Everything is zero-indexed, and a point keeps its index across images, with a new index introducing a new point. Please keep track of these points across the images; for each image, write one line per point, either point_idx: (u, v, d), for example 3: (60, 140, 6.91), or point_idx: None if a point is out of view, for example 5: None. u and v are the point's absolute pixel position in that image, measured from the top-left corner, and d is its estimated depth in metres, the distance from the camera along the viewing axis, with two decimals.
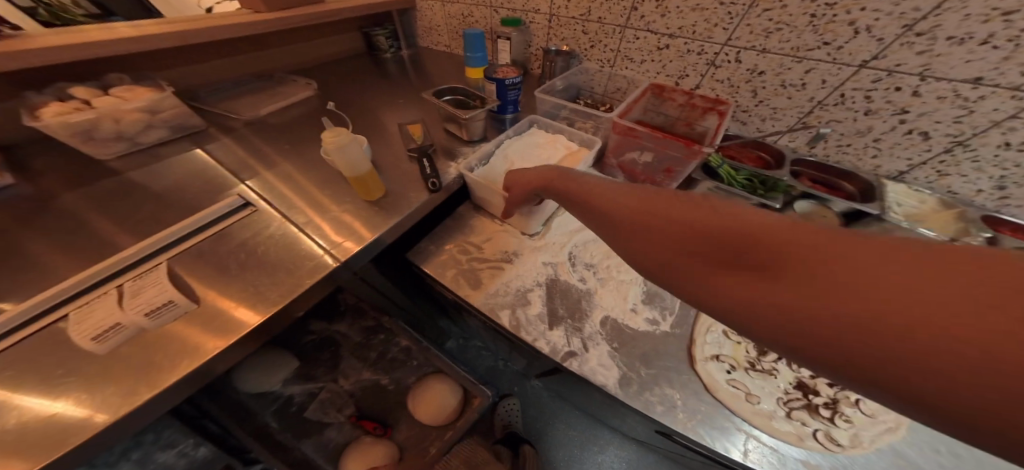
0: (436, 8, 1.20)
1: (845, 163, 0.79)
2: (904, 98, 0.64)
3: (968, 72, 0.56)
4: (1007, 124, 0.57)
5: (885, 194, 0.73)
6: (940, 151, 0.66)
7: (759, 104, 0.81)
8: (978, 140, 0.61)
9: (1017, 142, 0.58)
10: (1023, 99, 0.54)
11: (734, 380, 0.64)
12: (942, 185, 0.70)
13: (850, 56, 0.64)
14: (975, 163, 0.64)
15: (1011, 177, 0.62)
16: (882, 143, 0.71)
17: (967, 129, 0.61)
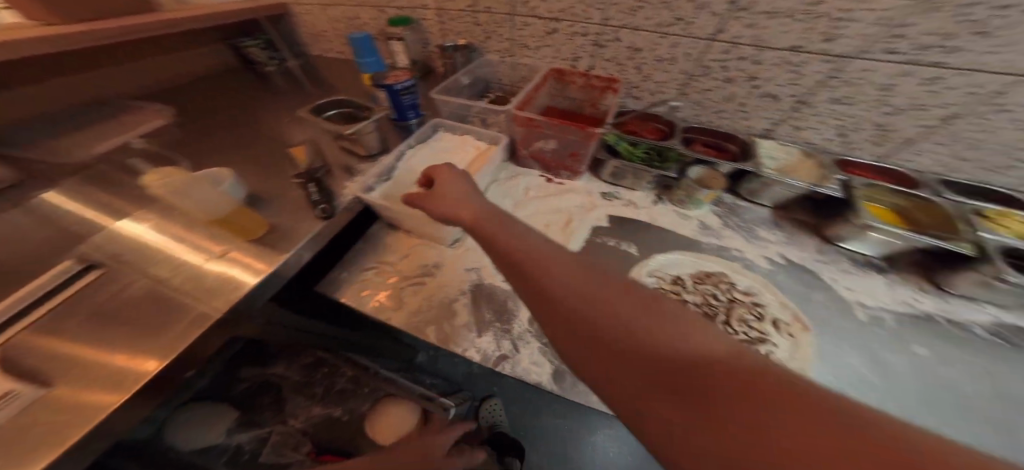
0: (317, 12, 1.13)
1: (723, 126, 0.85)
2: (750, 66, 0.70)
3: (787, 41, 0.64)
4: (827, 83, 0.66)
5: (758, 151, 0.79)
6: (789, 110, 0.73)
7: (646, 77, 0.84)
8: (813, 99, 0.69)
9: (840, 98, 0.66)
10: (832, 62, 0.63)
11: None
12: (800, 136, 0.77)
13: (701, 31, 0.70)
14: (817, 117, 0.72)
15: (847, 125, 0.70)
16: (747, 105, 0.77)
17: (800, 90, 0.69)
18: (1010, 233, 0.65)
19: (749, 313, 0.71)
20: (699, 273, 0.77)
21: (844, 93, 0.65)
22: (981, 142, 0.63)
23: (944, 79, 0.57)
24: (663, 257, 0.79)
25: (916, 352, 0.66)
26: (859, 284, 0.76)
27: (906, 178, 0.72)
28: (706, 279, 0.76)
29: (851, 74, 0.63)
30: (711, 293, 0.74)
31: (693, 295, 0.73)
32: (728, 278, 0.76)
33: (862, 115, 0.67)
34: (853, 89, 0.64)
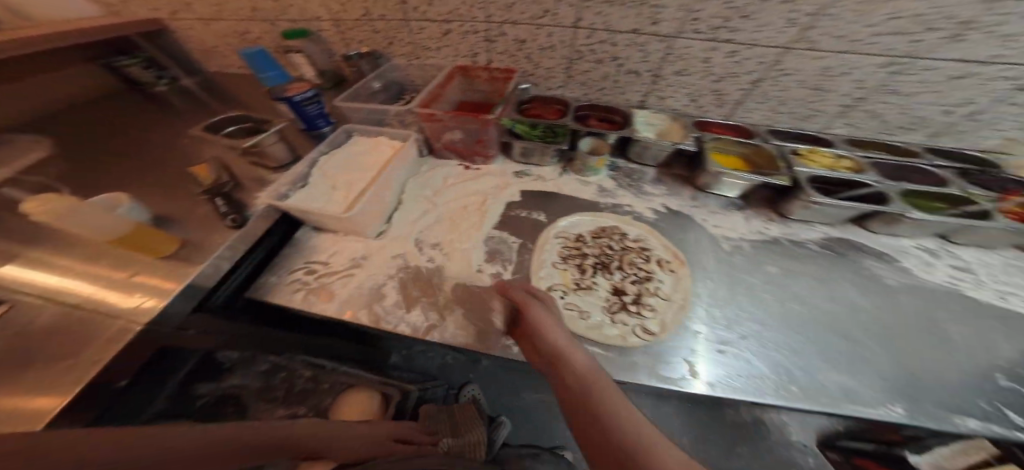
0: (200, 28, 1.15)
1: (610, 101, 1.06)
2: (611, 48, 0.90)
3: (627, 25, 0.83)
4: (669, 57, 0.88)
5: (635, 119, 1.02)
6: (651, 83, 0.97)
7: (536, 67, 1.00)
8: (663, 73, 0.93)
9: (680, 70, 0.91)
10: (664, 41, 0.84)
11: (569, 309, 0.77)
12: (664, 104, 1.03)
13: (566, 20, 0.85)
14: (671, 85, 0.96)
15: (695, 92, 0.96)
16: (620, 82, 0.99)
17: (651, 65, 0.91)
18: (815, 165, 0.87)
19: (638, 257, 0.86)
20: (596, 228, 0.91)
21: (678, 67, 0.90)
22: (772, 93, 0.88)
23: (738, 53, 0.81)
24: (565, 221, 0.92)
25: (765, 270, 0.85)
26: (723, 221, 0.94)
27: (744, 131, 0.98)
28: (603, 233, 0.90)
29: (679, 52, 0.86)
30: (607, 242, 0.88)
31: (591, 249, 0.87)
32: (619, 229, 0.91)
33: (698, 83, 0.93)
34: (683, 64, 0.89)
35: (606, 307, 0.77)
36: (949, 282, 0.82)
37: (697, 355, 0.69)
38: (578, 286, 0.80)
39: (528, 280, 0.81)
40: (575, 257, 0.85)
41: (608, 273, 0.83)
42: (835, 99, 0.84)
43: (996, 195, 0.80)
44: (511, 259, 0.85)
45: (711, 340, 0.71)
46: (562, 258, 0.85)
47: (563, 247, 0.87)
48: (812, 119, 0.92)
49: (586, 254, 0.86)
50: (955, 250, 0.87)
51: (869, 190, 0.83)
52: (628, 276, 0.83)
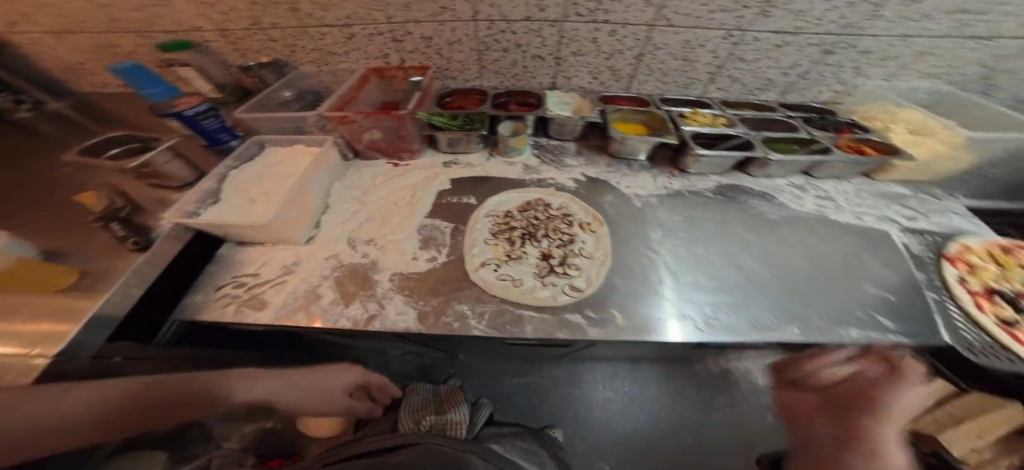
0: (55, 44, 1.03)
1: (524, 85, 1.14)
2: (512, 36, 0.97)
3: (521, 15, 0.91)
4: (565, 41, 0.97)
5: (549, 99, 1.11)
6: (556, 65, 1.06)
7: (449, 61, 1.05)
8: (563, 55, 1.02)
9: (576, 51, 1.00)
10: (556, 26, 0.93)
11: (501, 280, 0.83)
12: (572, 83, 1.13)
13: (464, 14, 0.91)
14: (576, 66, 1.06)
15: (596, 69, 1.07)
16: (528, 67, 1.07)
17: (550, 49, 1.00)
18: (696, 123, 1.02)
19: (563, 223, 0.95)
20: (522, 204, 0.98)
21: (576, 50, 1.00)
22: (652, 65, 1.02)
23: (616, 31, 0.93)
24: (494, 200, 0.99)
25: (675, 220, 0.95)
26: (634, 182, 1.05)
27: (642, 100, 1.11)
28: (530, 207, 0.98)
29: (570, 34, 0.95)
30: (534, 214, 0.96)
31: (518, 223, 0.94)
32: (543, 201, 0.99)
33: (592, 62, 1.04)
34: (577, 46, 0.99)
35: (538, 272, 0.85)
36: (814, 209, 0.96)
37: (620, 306, 0.78)
38: (510, 258, 0.87)
39: (465, 260, 0.87)
40: (505, 233, 0.92)
41: (536, 242, 0.91)
42: (700, 65, 1.00)
43: (832, 135, 1.00)
44: (445, 242, 0.91)
45: (632, 291, 0.80)
46: (492, 234, 0.92)
47: (493, 224, 0.94)
48: (688, 87, 1.08)
49: (514, 228, 0.93)
50: (816, 184, 1.02)
51: (740, 141, 0.98)
52: (554, 241, 0.91)
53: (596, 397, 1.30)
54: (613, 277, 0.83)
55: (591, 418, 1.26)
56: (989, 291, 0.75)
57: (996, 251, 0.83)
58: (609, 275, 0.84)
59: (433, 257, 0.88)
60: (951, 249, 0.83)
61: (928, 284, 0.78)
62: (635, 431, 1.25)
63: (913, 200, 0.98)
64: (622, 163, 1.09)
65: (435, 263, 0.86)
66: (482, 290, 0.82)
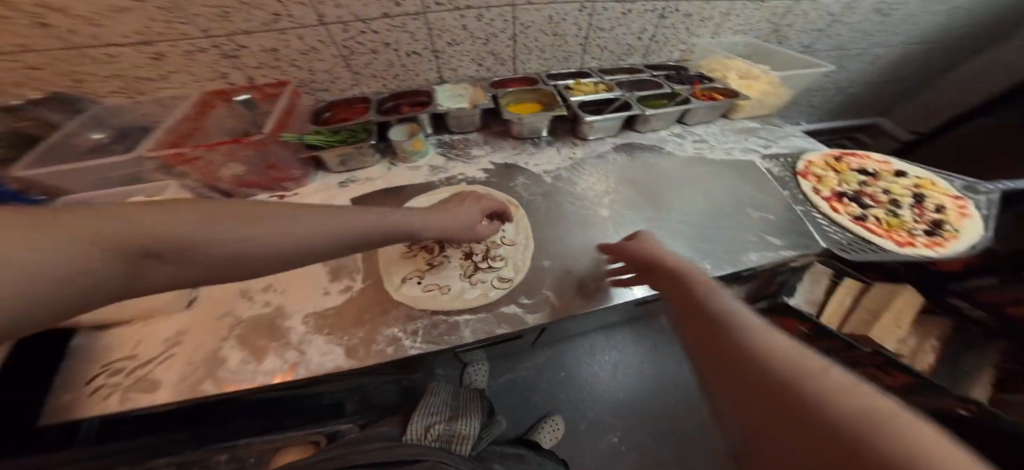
0: None
1: (413, 84, 1.08)
2: (376, 36, 0.90)
3: (378, 11, 0.84)
4: (438, 34, 0.94)
5: (438, 94, 1.06)
6: (435, 58, 1.01)
7: (313, 72, 0.94)
8: (440, 47, 0.98)
9: (453, 40, 0.98)
10: (420, 19, 0.89)
11: (427, 291, 0.79)
12: (460, 74, 1.10)
13: (307, 20, 0.82)
14: (455, 57, 1.03)
15: (481, 56, 1.05)
16: (406, 65, 1.00)
17: (423, 43, 0.95)
18: (582, 93, 1.08)
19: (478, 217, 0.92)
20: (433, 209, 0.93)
21: (452, 39, 0.97)
22: (529, 45, 1.06)
23: (482, 15, 0.93)
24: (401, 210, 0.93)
25: (597, 185, 0.96)
26: (541, 159, 1.04)
27: (531, 79, 1.14)
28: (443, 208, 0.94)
29: (437, 25, 0.92)
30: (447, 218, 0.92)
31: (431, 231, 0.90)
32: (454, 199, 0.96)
33: (473, 49, 1.02)
34: (450, 35, 0.96)
35: (464, 274, 0.82)
36: (696, 153, 1.06)
37: (552, 284, 0.77)
38: (434, 266, 0.84)
39: (384, 281, 0.81)
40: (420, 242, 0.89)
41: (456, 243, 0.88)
42: (571, 35, 1.07)
43: (688, 87, 1.14)
44: (355, 269, 0.84)
45: (568, 264, 0.80)
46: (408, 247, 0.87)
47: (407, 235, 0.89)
48: (569, 59, 1.16)
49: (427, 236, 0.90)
50: (691, 130, 1.14)
51: (619, 104, 1.06)
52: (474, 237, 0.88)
53: (585, 372, 1.35)
54: (544, 255, 0.82)
55: (583, 397, 1.30)
56: (837, 194, 0.89)
57: (830, 160, 1.01)
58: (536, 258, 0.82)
59: (347, 286, 0.80)
60: (800, 166, 0.99)
61: (796, 197, 0.90)
62: (625, 397, 1.30)
63: (763, 131, 1.16)
64: (528, 144, 1.09)
65: (347, 293, 0.78)
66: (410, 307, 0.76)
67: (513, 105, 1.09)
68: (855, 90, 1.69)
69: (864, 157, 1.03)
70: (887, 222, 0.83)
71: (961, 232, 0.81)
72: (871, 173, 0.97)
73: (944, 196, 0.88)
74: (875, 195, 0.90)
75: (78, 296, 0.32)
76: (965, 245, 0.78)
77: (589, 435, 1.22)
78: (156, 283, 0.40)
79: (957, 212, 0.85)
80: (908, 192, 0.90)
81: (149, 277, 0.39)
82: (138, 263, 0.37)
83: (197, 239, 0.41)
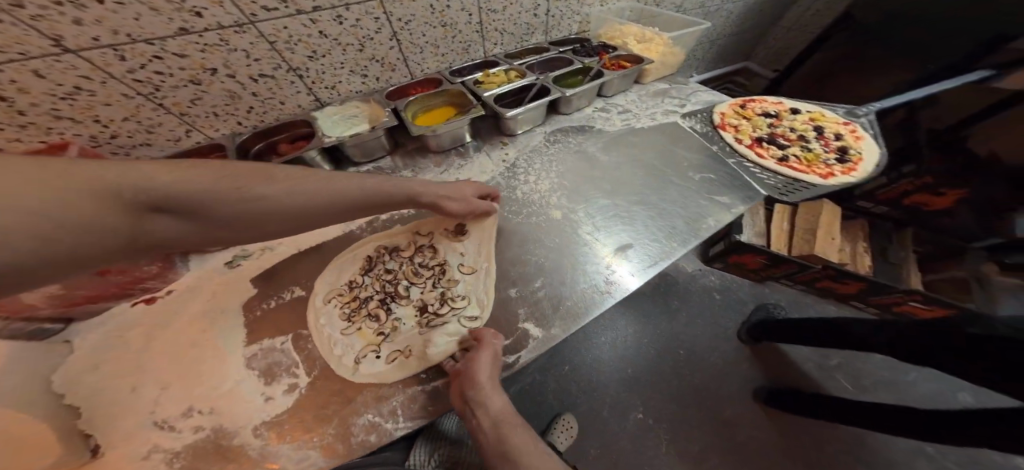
0: None
1: (281, 115, 0.85)
2: (183, 60, 0.65)
3: (167, 25, 0.60)
4: (280, 48, 0.73)
5: (322, 122, 0.85)
6: (297, 78, 0.80)
7: (105, 123, 0.66)
8: (295, 62, 0.77)
9: (312, 52, 0.77)
10: (244, 31, 0.66)
11: (390, 364, 0.64)
12: (342, 91, 0.89)
13: (37, 49, 0.53)
14: (323, 73, 0.83)
15: (354, 67, 0.86)
16: (261, 93, 0.78)
17: (268, 60, 0.73)
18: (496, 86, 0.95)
19: (420, 258, 0.79)
20: (362, 266, 0.78)
21: (304, 49, 0.75)
22: (416, 42, 0.90)
23: (343, 16, 0.74)
24: (325, 283, 0.75)
25: (546, 181, 0.88)
26: (473, 169, 0.91)
27: (435, 80, 0.99)
28: (376, 262, 0.78)
29: (281, 36, 0.71)
30: (383, 274, 0.76)
31: (366, 295, 0.74)
32: (387, 248, 0.80)
33: (344, 60, 0.83)
34: (306, 46, 0.75)
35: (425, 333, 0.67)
36: (624, 126, 1.03)
37: (528, 315, 0.66)
38: (387, 332, 0.69)
39: (333, 370, 0.62)
40: (360, 310, 0.72)
41: (405, 297, 0.73)
42: (460, 22, 0.94)
43: (596, 58, 1.09)
44: (295, 362, 0.63)
45: (542, 279, 0.71)
46: (347, 320, 0.70)
47: (340, 307, 0.72)
48: (469, 50, 1.03)
49: (366, 300, 0.73)
50: (612, 101, 1.11)
51: (536, 89, 0.96)
52: (424, 285, 0.75)
53: (586, 358, 1.34)
54: (508, 278, 0.72)
55: (594, 382, 1.29)
56: (756, 140, 0.95)
57: (737, 109, 1.06)
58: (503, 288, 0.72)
59: (293, 383, 0.60)
60: (716, 119, 1.03)
61: (725, 151, 0.94)
62: (631, 368, 1.32)
63: (673, 90, 1.18)
64: (455, 155, 0.95)
65: (290, 398, 0.58)
66: (371, 391, 0.60)
67: (422, 115, 0.93)
68: (724, 41, 1.87)
69: (763, 100, 1.11)
70: (806, 157, 0.91)
71: (863, 154, 0.92)
72: (774, 114, 1.04)
73: (836, 124, 1.01)
74: (786, 135, 0.98)
75: (103, 249, 0.36)
76: (871, 165, 0.89)
77: (614, 419, 1.20)
78: (160, 240, 0.43)
79: (852, 136, 0.97)
80: (809, 126, 1.00)
81: (157, 233, 0.42)
82: (149, 218, 0.41)
83: (206, 198, 0.45)
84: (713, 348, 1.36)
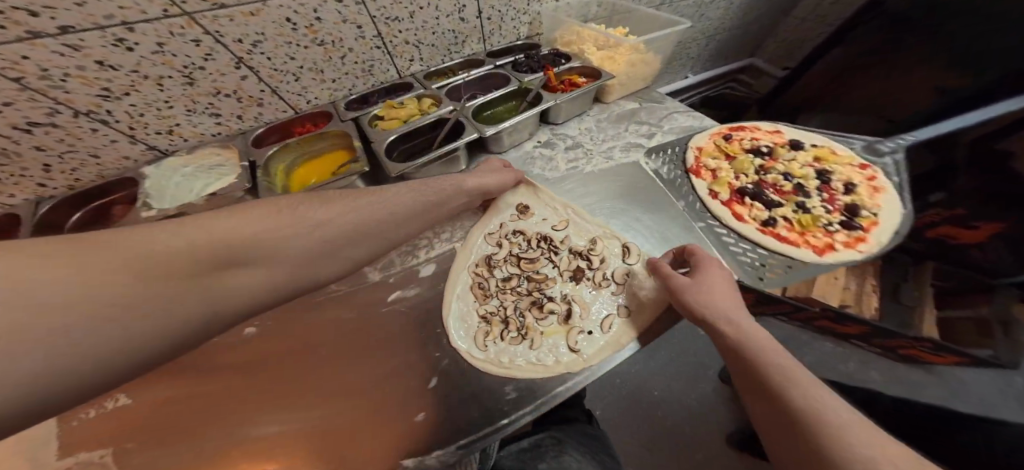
0: None
1: (108, 172, 0.66)
2: None
3: None
4: (40, 87, 0.51)
5: (159, 180, 0.66)
6: (100, 124, 0.59)
7: None
8: (83, 106, 0.56)
9: (101, 91, 0.56)
10: None
11: (611, 330, 0.60)
12: (187, 135, 0.69)
13: None
14: (144, 115, 0.62)
15: (189, 106, 0.65)
16: (51, 147, 0.58)
17: (30, 105, 0.52)
18: (399, 123, 0.74)
19: (516, 250, 0.72)
20: (478, 295, 0.67)
21: (83, 86, 0.54)
22: (283, 68, 0.69)
23: (123, 39, 0.52)
24: (456, 338, 0.61)
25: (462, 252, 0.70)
26: None
27: (325, 114, 0.78)
28: (485, 282, 0.68)
29: (27, 71, 0.49)
30: (502, 284, 0.68)
31: (517, 307, 0.66)
32: (481, 265, 0.70)
33: (166, 97, 0.62)
34: (86, 82, 0.54)
35: (404, 400, 0.53)
36: (567, 172, 0.81)
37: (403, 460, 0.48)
38: (574, 311, 0.64)
39: (570, 373, 0.56)
40: (519, 325, 0.63)
41: (548, 280, 0.68)
42: (347, 38, 0.71)
43: (540, 76, 0.84)
44: None
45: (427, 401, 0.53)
46: (518, 337, 0.62)
47: (485, 333, 0.62)
48: (374, 70, 0.81)
49: (517, 315, 0.65)
50: (561, 131, 0.88)
51: (448, 126, 0.74)
52: (552, 265, 0.70)
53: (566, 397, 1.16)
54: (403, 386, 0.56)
55: None
56: (737, 194, 0.74)
57: (720, 143, 0.84)
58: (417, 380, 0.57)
59: None
60: (690, 160, 0.80)
61: (692, 209, 0.72)
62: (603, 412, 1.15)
63: (643, 112, 0.94)
64: None
65: None
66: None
67: (300, 168, 0.73)
68: (723, 35, 1.59)
69: (753, 130, 0.89)
70: (800, 220, 0.69)
71: (879, 216, 0.69)
72: (767, 152, 0.81)
73: (849, 169, 0.78)
74: (778, 184, 0.76)
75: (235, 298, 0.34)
76: (889, 231, 0.67)
77: None
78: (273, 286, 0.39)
79: (868, 187, 0.74)
80: (810, 170, 0.78)
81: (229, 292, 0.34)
82: (214, 278, 0.33)
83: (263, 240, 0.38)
84: (690, 388, 1.18)
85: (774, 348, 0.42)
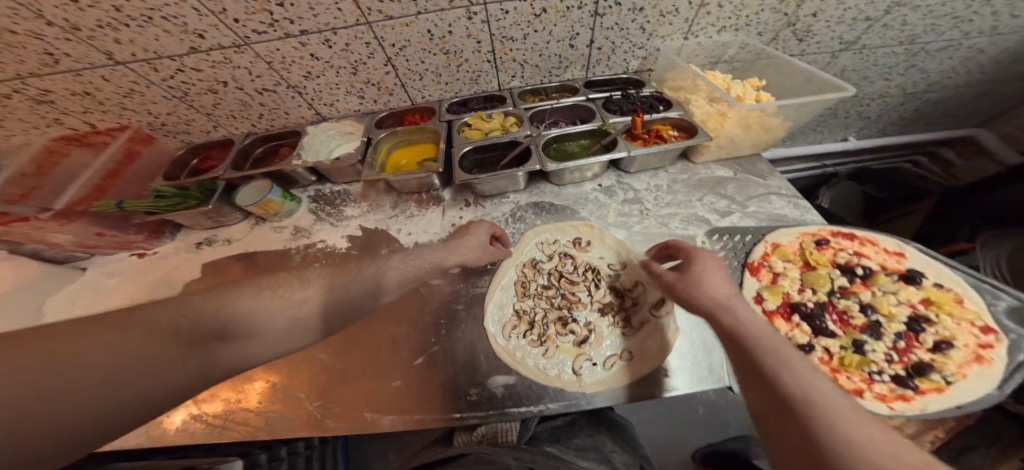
0: None
1: (287, 123, 0.94)
2: (198, 73, 0.76)
3: (181, 46, 0.70)
4: (279, 68, 0.77)
5: (309, 137, 0.90)
6: (297, 94, 0.85)
7: (155, 115, 0.85)
8: (294, 81, 0.81)
9: (306, 73, 0.80)
10: (246, 51, 0.72)
11: (614, 369, 0.62)
12: (341, 109, 0.92)
13: (93, 58, 0.69)
14: (318, 91, 0.85)
15: (349, 88, 0.86)
16: (267, 104, 0.86)
17: (267, 77, 0.79)
18: (482, 133, 0.84)
19: (563, 267, 0.77)
20: (518, 291, 0.74)
21: (300, 69, 0.78)
22: (414, 68, 0.84)
23: (331, 40, 0.73)
24: (490, 321, 0.70)
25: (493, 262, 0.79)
26: (419, 224, 0.85)
27: (432, 110, 0.94)
28: (528, 282, 0.75)
29: (275, 57, 0.74)
30: (543, 291, 0.74)
31: (546, 315, 0.71)
32: (527, 266, 0.77)
33: (338, 83, 0.84)
34: (301, 66, 0.78)
35: (397, 364, 0.64)
36: (615, 223, 0.81)
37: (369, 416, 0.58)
38: (590, 338, 0.67)
39: (562, 398, 0.59)
40: (542, 332, 0.68)
41: (580, 302, 0.71)
42: (466, 50, 0.81)
43: (626, 122, 0.84)
44: None
45: (409, 368, 0.64)
46: (538, 341, 0.67)
47: (508, 322, 0.70)
48: (479, 80, 0.91)
49: (543, 322, 0.70)
50: (627, 181, 0.87)
51: (518, 148, 0.81)
52: (585, 289, 0.73)
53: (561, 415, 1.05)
54: (401, 353, 0.66)
55: None
56: (789, 305, 0.64)
57: (807, 247, 0.71)
58: (409, 354, 0.66)
59: None
60: (756, 253, 0.71)
61: None
62: None
63: (733, 182, 0.85)
64: (422, 196, 0.90)
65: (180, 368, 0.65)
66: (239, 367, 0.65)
67: (398, 150, 0.91)
68: (922, 104, 1.21)
69: (864, 243, 0.72)
70: (842, 357, 0.57)
71: (952, 385, 0.53)
72: (861, 274, 0.66)
73: (960, 327, 0.58)
74: (848, 313, 0.62)
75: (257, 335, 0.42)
76: (947, 401, 0.51)
77: None
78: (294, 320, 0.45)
79: (968, 353, 0.55)
80: (903, 311, 0.61)
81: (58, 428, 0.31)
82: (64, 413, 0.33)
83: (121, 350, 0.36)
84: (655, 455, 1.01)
85: (772, 336, 0.44)
